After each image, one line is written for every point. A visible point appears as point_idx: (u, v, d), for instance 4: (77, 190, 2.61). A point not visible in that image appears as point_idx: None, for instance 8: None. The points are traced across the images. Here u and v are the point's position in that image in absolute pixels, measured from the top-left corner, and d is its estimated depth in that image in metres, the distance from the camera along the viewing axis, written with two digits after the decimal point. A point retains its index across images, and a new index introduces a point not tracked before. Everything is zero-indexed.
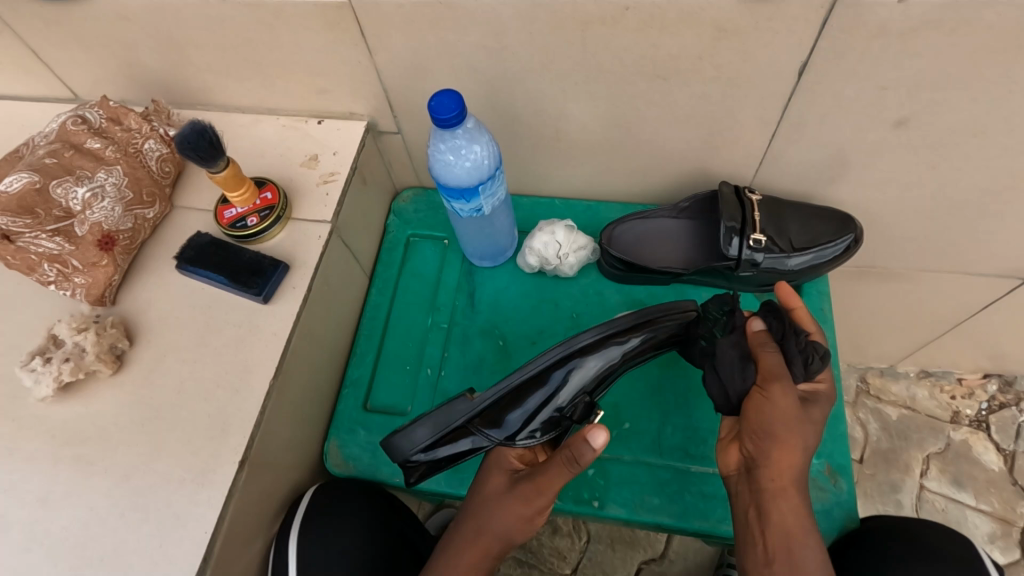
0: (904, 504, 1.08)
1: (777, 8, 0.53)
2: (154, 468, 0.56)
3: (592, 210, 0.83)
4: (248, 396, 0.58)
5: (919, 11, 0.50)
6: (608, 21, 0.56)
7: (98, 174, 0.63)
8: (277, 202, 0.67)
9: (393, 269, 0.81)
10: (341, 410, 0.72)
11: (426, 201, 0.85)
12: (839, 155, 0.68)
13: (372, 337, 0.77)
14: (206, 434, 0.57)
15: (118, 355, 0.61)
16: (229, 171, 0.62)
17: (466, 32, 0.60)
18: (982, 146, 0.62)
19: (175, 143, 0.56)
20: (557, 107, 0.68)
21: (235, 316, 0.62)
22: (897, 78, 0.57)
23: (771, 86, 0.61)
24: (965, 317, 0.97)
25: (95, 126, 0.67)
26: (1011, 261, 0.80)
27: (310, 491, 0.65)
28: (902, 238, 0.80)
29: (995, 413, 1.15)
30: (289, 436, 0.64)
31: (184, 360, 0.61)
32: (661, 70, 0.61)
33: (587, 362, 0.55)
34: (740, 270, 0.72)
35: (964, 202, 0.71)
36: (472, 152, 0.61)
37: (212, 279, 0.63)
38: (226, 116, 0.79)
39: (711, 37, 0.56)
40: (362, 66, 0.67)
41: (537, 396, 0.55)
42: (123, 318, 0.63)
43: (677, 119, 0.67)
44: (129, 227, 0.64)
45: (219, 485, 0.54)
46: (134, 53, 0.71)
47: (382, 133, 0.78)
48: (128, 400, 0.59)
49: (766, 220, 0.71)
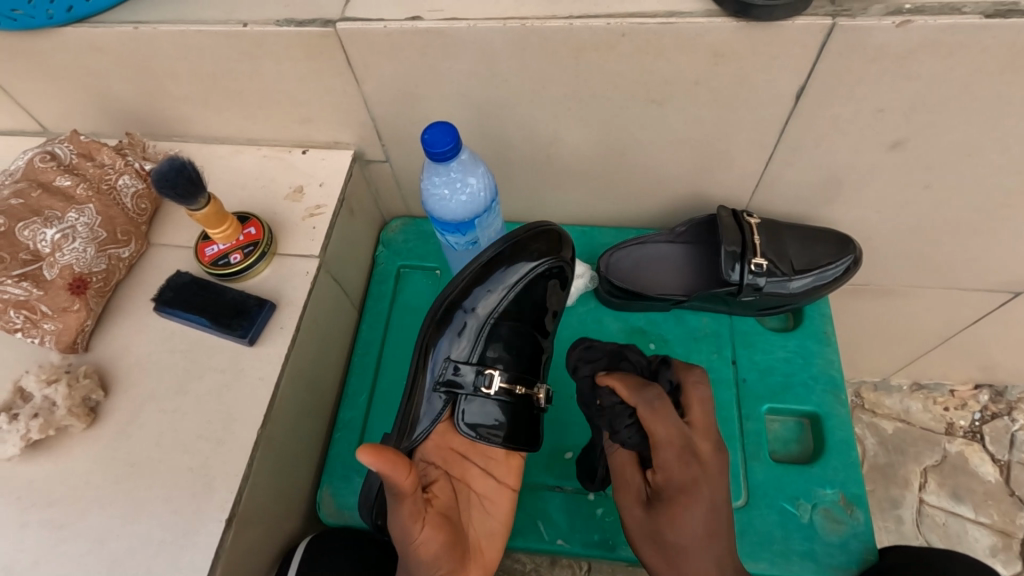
0: (904, 520, 1.07)
1: (773, 34, 0.52)
2: (131, 530, 0.51)
3: (587, 235, 0.81)
4: (235, 448, 0.55)
5: (918, 35, 0.50)
6: (603, 48, 0.55)
7: (69, 214, 0.60)
8: (261, 237, 0.63)
9: (383, 302, 0.78)
10: (333, 455, 0.69)
11: (416, 230, 0.83)
12: (837, 175, 0.67)
13: (365, 376, 0.73)
14: (189, 491, 0.53)
15: (92, 407, 0.56)
16: (210, 208, 0.58)
17: (457, 60, 0.59)
18: (977, 165, 0.62)
19: (152, 181, 0.53)
20: (551, 132, 0.67)
21: (217, 360, 0.59)
22: (895, 100, 0.56)
23: (768, 110, 0.60)
24: (958, 330, 0.97)
25: (65, 162, 0.63)
26: (1001, 276, 0.80)
27: (303, 543, 0.60)
28: (896, 256, 0.80)
29: (988, 424, 1.15)
30: (279, 486, 0.60)
31: (163, 411, 0.57)
32: (658, 96, 0.60)
33: (480, 299, 0.61)
34: (742, 296, 0.70)
35: (958, 219, 0.71)
36: (467, 185, 0.59)
37: (193, 321, 0.60)
38: (206, 148, 0.76)
39: (708, 62, 0.56)
40: (349, 95, 0.65)
41: (448, 337, 0.61)
42: (97, 367, 0.59)
43: (673, 143, 0.66)
44: (103, 268, 0.60)
45: (203, 546, 0.50)
46: (108, 84, 0.68)
47: (370, 162, 0.75)
48: (104, 456, 0.55)
49: (766, 244, 0.70)
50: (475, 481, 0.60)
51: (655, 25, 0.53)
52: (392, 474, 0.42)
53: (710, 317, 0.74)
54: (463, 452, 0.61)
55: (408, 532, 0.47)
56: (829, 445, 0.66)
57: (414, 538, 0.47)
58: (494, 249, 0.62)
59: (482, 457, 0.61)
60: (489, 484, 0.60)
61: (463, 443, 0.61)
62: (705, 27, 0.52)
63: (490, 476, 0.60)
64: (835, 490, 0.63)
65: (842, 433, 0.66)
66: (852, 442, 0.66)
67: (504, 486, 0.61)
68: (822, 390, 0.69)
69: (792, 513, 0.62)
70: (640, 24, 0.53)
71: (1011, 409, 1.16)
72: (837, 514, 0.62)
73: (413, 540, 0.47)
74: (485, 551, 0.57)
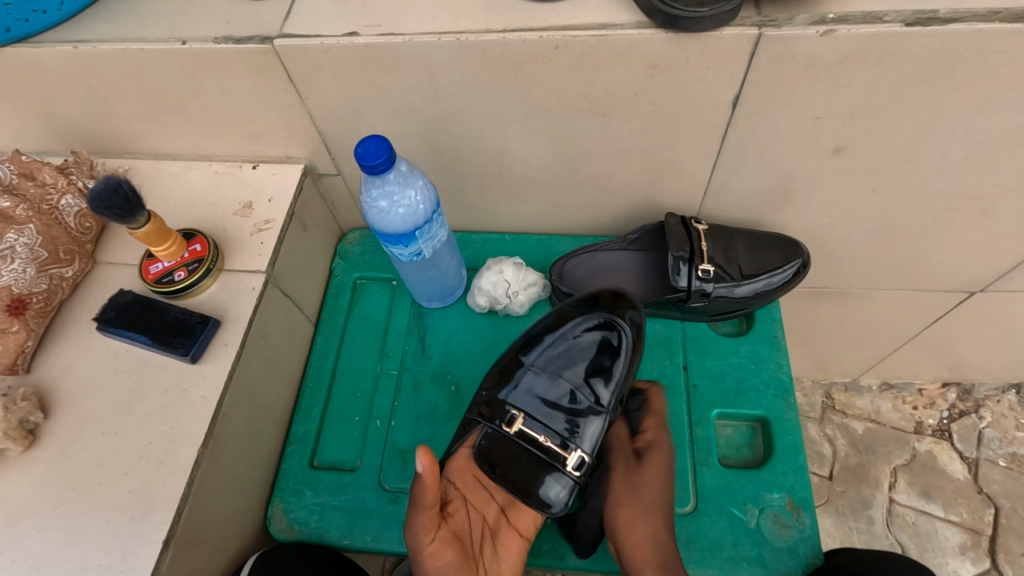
0: (875, 520, 1.08)
1: (705, 44, 0.53)
2: (66, 554, 0.51)
3: (543, 244, 0.81)
4: (176, 468, 0.54)
5: (845, 44, 0.51)
6: (540, 60, 0.56)
7: (8, 234, 0.59)
8: (207, 252, 0.63)
9: (339, 315, 0.78)
10: (286, 469, 0.68)
11: (373, 241, 0.83)
12: (783, 181, 0.68)
13: (319, 388, 0.73)
14: (127, 513, 0.53)
15: (30, 429, 0.56)
16: (151, 226, 0.58)
17: (399, 74, 0.59)
18: (916, 169, 0.63)
19: (87, 202, 0.53)
20: (498, 144, 0.67)
21: (161, 379, 0.58)
22: (830, 107, 0.57)
23: (708, 119, 0.61)
24: (920, 329, 0.98)
25: (5, 183, 0.63)
26: (954, 276, 0.81)
27: (251, 560, 0.60)
28: (849, 259, 0.81)
29: (956, 422, 1.16)
30: (226, 505, 0.59)
31: (104, 432, 0.56)
32: (598, 107, 0.60)
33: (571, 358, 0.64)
34: (692, 301, 0.71)
35: (904, 221, 0.72)
36: (406, 198, 0.60)
37: (135, 339, 0.59)
38: (156, 164, 0.75)
39: (645, 73, 0.56)
40: (294, 110, 0.65)
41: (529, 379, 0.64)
42: (37, 389, 0.58)
43: (619, 152, 0.67)
44: (44, 288, 0.60)
45: (140, 569, 0.50)
46: (52, 103, 0.67)
47: (322, 175, 0.75)
48: (42, 479, 0.54)
49: (714, 248, 0.71)
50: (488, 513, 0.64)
51: (588, 38, 0.53)
52: (418, 479, 0.50)
53: (663, 323, 0.75)
54: (480, 478, 0.66)
55: (417, 542, 0.52)
56: (778, 449, 0.66)
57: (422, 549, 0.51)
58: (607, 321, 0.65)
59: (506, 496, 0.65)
60: (503, 523, 0.63)
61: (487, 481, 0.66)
62: (637, 38, 0.53)
63: (504, 515, 0.63)
64: (783, 495, 0.64)
65: (791, 437, 0.67)
66: (801, 446, 0.66)
67: (515, 528, 0.62)
68: (773, 395, 0.69)
69: (741, 519, 0.63)
70: (573, 37, 0.53)
71: (978, 407, 1.17)
72: (785, 518, 0.62)
73: (422, 552, 0.52)
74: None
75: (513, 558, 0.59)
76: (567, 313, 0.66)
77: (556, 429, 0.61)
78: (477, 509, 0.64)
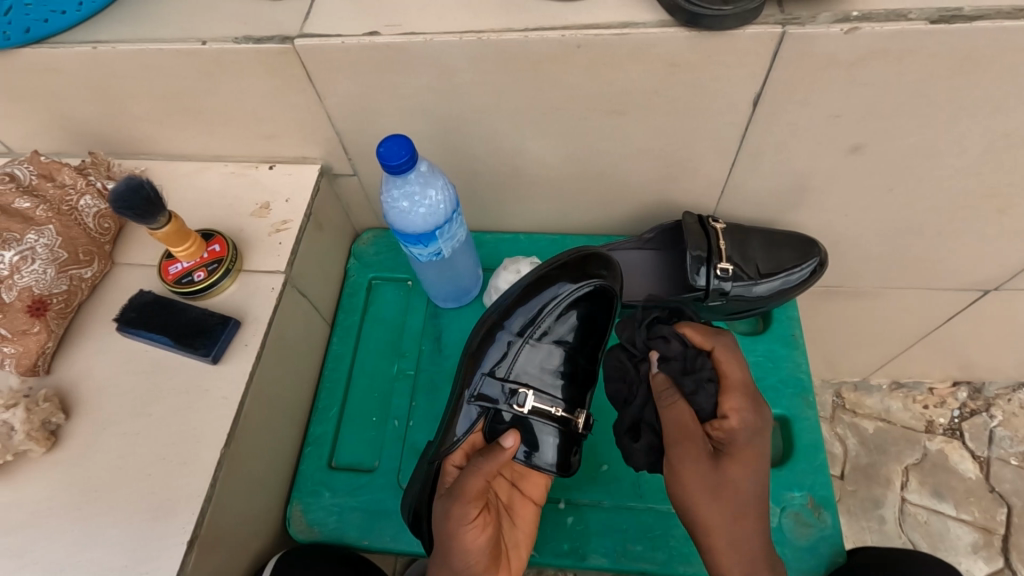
0: (887, 519, 1.08)
1: (726, 44, 0.53)
2: (90, 557, 0.51)
3: (558, 243, 0.81)
4: (197, 468, 0.54)
5: (867, 42, 0.51)
6: (560, 60, 0.56)
7: (28, 235, 0.59)
8: (226, 253, 0.63)
9: (355, 316, 0.78)
10: (303, 470, 0.68)
11: (387, 242, 0.83)
12: (799, 180, 0.68)
13: (335, 389, 0.73)
14: (150, 514, 0.52)
15: (51, 431, 0.56)
16: (171, 226, 0.58)
17: (417, 74, 0.59)
18: (934, 168, 0.63)
19: (109, 202, 0.53)
20: (515, 143, 0.67)
21: (180, 380, 0.58)
22: (849, 105, 0.57)
23: (726, 118, 0.61)
24: (932, 328, 0.98)
25: (25, 184, 0.63)
26: (968, 274, 0.81)
27: (272, 560, 0.60)
28: (864, 258, 0.81)
29: (967, 421, 1.16)
30: (245, 506, 0.59)
31: (125, 433, 0.56)
32: (616, 106, 0.60)
33: (525, 316, 0.63)
34: (709, 301, 0.71)
35: (920, 219, 0.71)
36: (426, 198, 0.60)
37: (155, 340, 0.59)
38: (171, 165, 0.75)
39: (665, 72, 0.56)
40: (312, 111, 0.65)
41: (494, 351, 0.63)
42: (57, 391, 0.58)
43: (636, 152, 0.66)
44: (63, 289, 0.60)
45: (164, 570, 0.50)
46: (68, 104, 0.67)
47: (338, 176, 0.75)
48: (64, 480, 0.54)
49: (731, 247, 0.71)
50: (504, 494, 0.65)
51: (610, 36, 0.53)
52: (496, 449, 0.52)
53: None
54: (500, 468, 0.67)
55: (459, 522, 0.51)
56: (798, 448, 0.66)
57: (463, 529, 0.51)
58: (547, 267, 0.65)
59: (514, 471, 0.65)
60: (514, 496, 0.63)
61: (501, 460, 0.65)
62: (658, 37, 0.53)
63: (515, 489, 0.64)
64: (804, 494, 0.64)
65: (811, 436, 0.67)
66: (820, 446, 0.66)
67: (528, 498, 0.63)
68: (791, 393, 0.69)
69: None
70: (594, 36, 0.53)
71: (989, 406, 1.16)
72: (807, 518, 0.62)
73: (463, 532, 0.51)
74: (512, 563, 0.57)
75: (531, 527, 0.61)
76: (550, 275, 0.64)
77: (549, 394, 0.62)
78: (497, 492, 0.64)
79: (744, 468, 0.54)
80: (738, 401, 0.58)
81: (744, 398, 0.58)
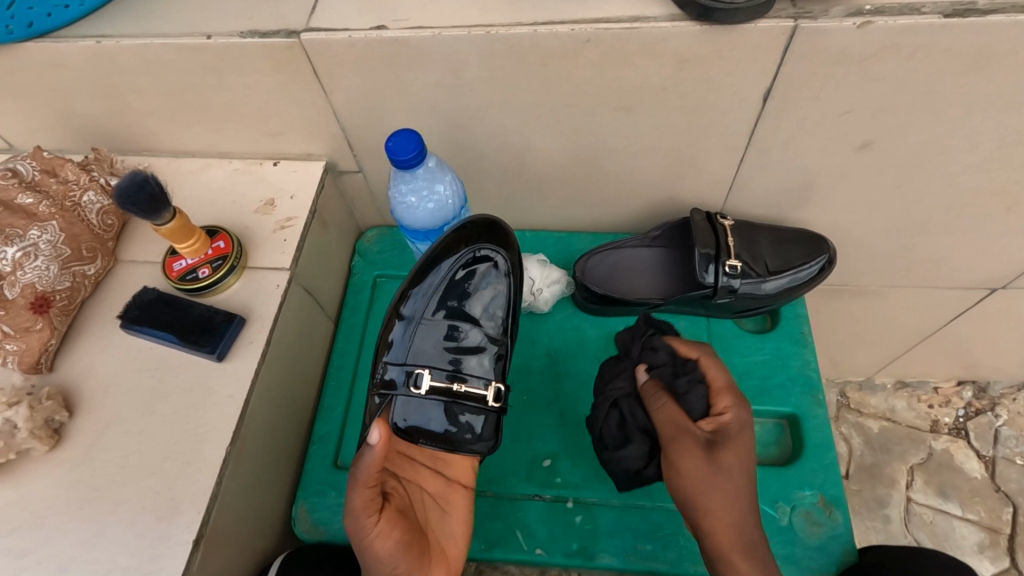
0: (892, 519, 1.07)
1: (737, 38, 0.52)
2: (94, 557, 0.50)
3: (564, 241, 0.81)
4: (202, 467, 0.54)
5: (880, 37, 0.50)
6: (569, 55, 0.55)
7: (31, 231, 0.58)
8: (231, 249, 0.63)
9: (360, 313, 0.77)
10: (308, 470, 0.67)
11: (392, 239, 0.82)
12: (808, 177, 0.68)
13: (340, 388, 0.72)
14: (154, 513, 0.52)
15: (54, 429, 0.55)
16: (176, 222, 0.57)
17: (424, 69, 0.58)
18: (944, 165, 0.63)
19: (113, 197, 0.52)
20: (522, 140, 0.66)
21: (185, 378, 0.58)
22: (860, 101, 0.57)
23: (736, 114, 0.60)
24: (938, 327, 0.98)
25: (27, 179, 0.62)
26: (976, 272, 0.81)
27: (278, 560, 0.59)
28: (871, 256, 0.80)
29: (972, 420, 1.15)
30: (251, 506, 0.59)
31: (129, 432, 0.55)
32: (625, 101, 0.60)
33: (421, 296, 0.62)
34: (718, 298, 0.70)
35: (929, 216, 0.71)
36: (434, 193, 0.60)
37: (160, 337, 0.59)
38: (174, 161, 0.75)
39: (675, 67, 0.56)
40: (317, 106, 0.65)
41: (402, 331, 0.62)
42: (60, 388, 0.57)
43: (644, 148, 0.66)
44: (67, 286, 0.59)
45: (169, 570, 0.49)
46: (70, 100, 0.67)
47: (343, 173, 0.75)
48: (67, 480, 0.53)
49: (739, 245, 0.70)
50: (425, 481, 0.63)
51: (620, 30, 0.53)
52: (364, 448, 0.48)
53: (687, 320, 0.75)
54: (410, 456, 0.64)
55: (357, 519, 0.48)
56: (807, 446, 0.66)
57: (368, 530, 0.48)
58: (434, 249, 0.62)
59: (432, 458, 0.64)
60: (441, 485, 0.62)
61: (411, 447, 0.64)
62: (669, 32, 0.52)
63: (439, 475, 0.63)
64: (814, 492, 0.63)
65: (820, 434, 0.66)
66: (830, 444, 0.65)
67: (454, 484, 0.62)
68: (800, 391, 0.69)
69: (772, 516, 0.62)
70: (604, 30, 0.53)
71: (994, 405, 1.16)
72: (817, 516, 0.62)
73: (366, 535, 0.48)
74: (448, 554, 0.56)
75: (462, 512, 0.60)
76: (453, 243, 0.61)
77: (459, 371, 0.61)
78: (413, 482, 0.62)
79: (735, 455, 0.55)
80: (722, 398, 0.58)
81: (732, 398, 0.58)
